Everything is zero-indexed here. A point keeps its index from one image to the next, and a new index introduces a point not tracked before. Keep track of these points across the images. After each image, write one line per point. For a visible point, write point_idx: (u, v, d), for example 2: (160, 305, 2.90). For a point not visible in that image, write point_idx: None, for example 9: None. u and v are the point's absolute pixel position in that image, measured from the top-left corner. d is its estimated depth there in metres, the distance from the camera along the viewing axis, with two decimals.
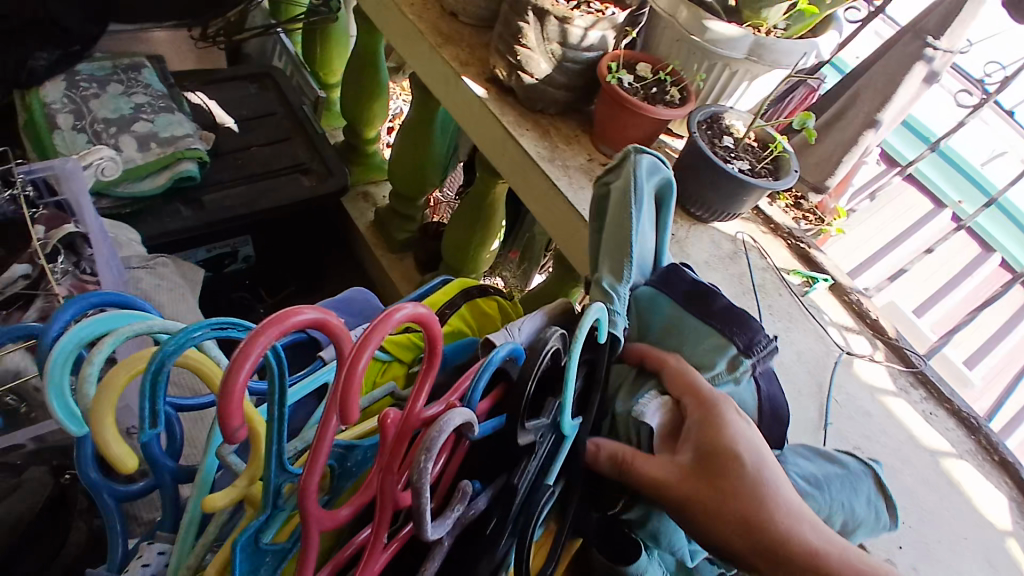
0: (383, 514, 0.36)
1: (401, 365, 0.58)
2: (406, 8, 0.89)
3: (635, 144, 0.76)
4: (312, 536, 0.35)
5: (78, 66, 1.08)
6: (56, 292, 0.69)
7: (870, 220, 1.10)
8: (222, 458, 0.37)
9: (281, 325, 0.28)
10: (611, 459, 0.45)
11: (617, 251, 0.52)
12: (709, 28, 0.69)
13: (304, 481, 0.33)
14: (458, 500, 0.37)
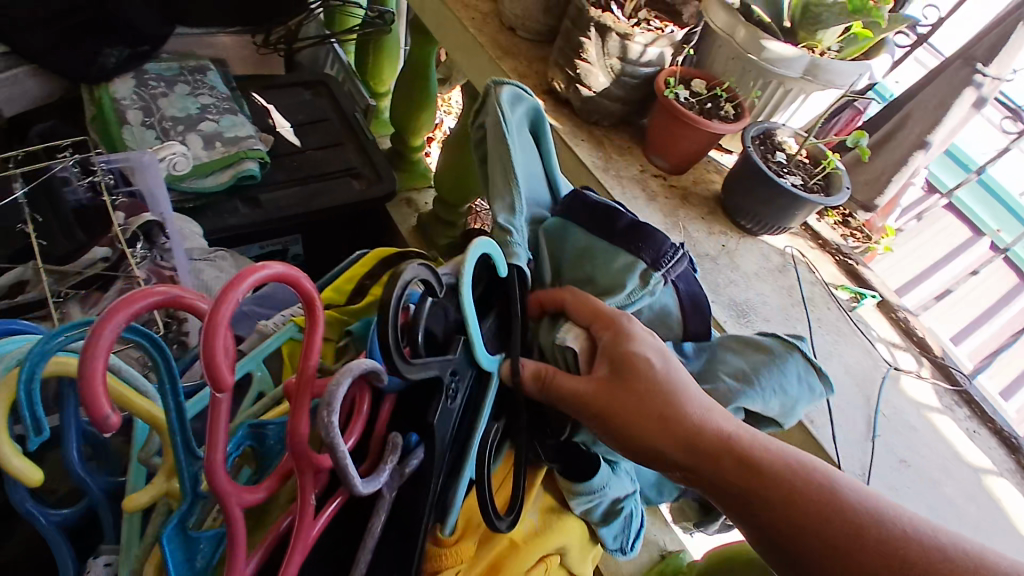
0: (305, 475, 0.43)
1: (332, 342, 0.64)
2: (467, 21, 0.92)
3: (688, 156, 0.78)
4: (231, 511, 0.42)
5: (147, 66, 1.13)
6: (137, 276, 0.75)
7: (912, 242, 1.11)
8: (144, 461, 0.51)
9: (128, 308, 0.33)
10: (536, 376, 0.52)
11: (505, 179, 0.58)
12: (766, 48, 0.71)
13: (209, 460, 0.40)
14: (389, 453, 0.44)
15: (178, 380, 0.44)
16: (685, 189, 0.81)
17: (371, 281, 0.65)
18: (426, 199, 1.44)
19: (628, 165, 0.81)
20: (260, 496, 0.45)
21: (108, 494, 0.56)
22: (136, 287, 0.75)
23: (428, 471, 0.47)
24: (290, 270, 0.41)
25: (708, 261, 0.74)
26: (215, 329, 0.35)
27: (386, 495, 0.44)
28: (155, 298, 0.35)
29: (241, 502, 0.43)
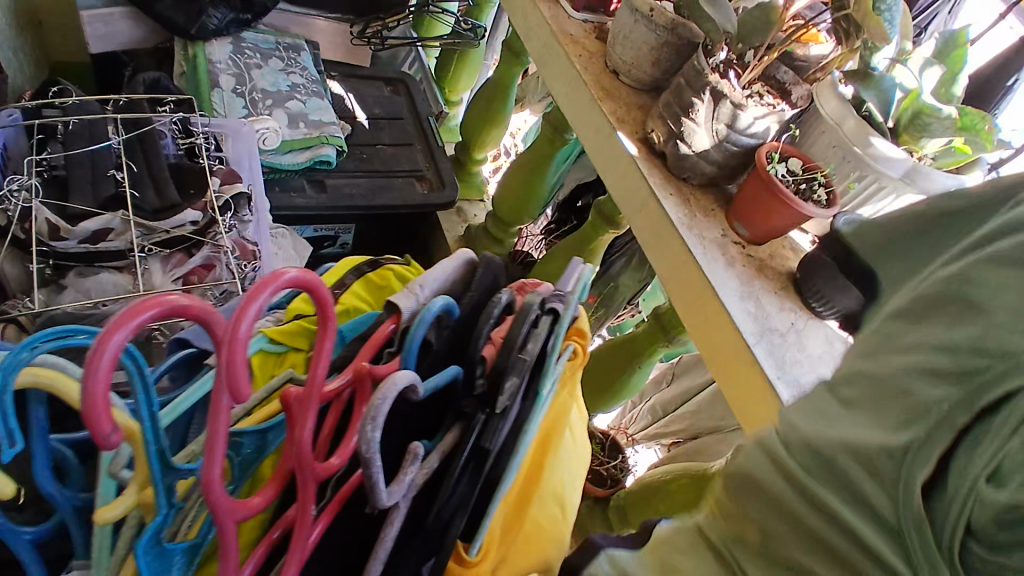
0: (308, 486, 0.45)
1: (300, 351, 0.67)
2: (575, 57, 0.95)
3: (772, 232, 0.79)
4: (224, 525, 0.43)
5: (244, 34, 1.15)
6: (224, 246, 0.78)
7: None
8: (115, 475, 0.47)
9: (128, 325, 0.34)
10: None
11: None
12: (872, 144, 0.74)
13: (207, 474, 0.40)
14: (409, 463, 0.45)
15: (152, 391, 0.43)
16: (761, 260, 0.81)
17: (341, 292, 0.74)
18: (475, 211, 1.46)
19: (710, 227, 0.82)
20: (258, 505, 0.46)
21: (78, 509, 0.53)
22: (221, 256, 0.78)
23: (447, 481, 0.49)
24: (305, 274, 0.43)
25: (778, 335, 0.73)
26: (235, 342, 0.37)
27: (401, 508, 0.46)
28: (156, 311, 0.35)
29: (240, 513, 0.44)
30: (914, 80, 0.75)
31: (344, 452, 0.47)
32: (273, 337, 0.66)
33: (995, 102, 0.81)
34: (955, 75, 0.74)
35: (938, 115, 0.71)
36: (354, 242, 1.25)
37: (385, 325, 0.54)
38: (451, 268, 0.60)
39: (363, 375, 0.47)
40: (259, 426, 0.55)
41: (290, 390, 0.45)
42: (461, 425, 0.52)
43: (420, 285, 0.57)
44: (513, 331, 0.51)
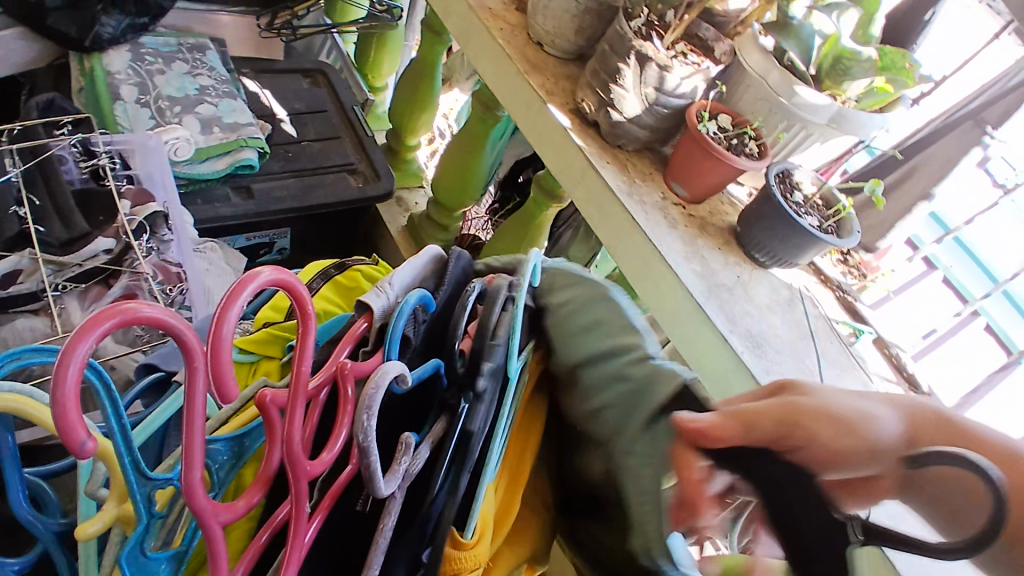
0: (302, 486, 0.41)
1: (273, 359, 0.64)
2: (495, 32, 0.92)
3: (711, 189, 0.80)
4: (212, 532, 0.39)
5: (142, 38, 1.08)
6: (143, 271, 0.74)
7: (902, 306, 0.92)
8: (94, 497, 0.42)
9: (94, 333, 0.31)
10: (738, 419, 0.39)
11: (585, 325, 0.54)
12: (797, 93, 0.75)
13: (187, 481, 0.37)
14: (402, 453, 0.42)
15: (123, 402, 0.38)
16: (702, 219, 0.83)
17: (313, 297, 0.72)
18: (416, 199, 1.43)
19: (651, 191, 0.83)
20: (246, 509, 0.42)
21: (59, 535, 0.50)
22: (143, 284, 0.74)
23: (438, 484, 0.45)
24: (279, 272, 0.40)
25: (725, 290, 0.76)
26: (219, 347, 0.37)
27: (398, 498, 0.43)
28: (122, 317, 0.32)
29: (224, 518, 0.40)
30: (832, 25, 0.76)
31: (337, 447, 0.42)
32: (243, 347, 0.64)
33: (910, 38, 0.84)
34: (870, 14, 0.77)
35: (858, 57, 0.73)
36: (292, 246, 1.20)
37: (357, 325, 0.49)
38: (434, 261, 0.58)
39: (346, 374, 0.43)
40: (234, 433, 0.50)
41: (267, 394, 0.41)
42: (445, 416, 0.49)
43: (389, 284, 0.52)
44: (485, 316, 0.49)
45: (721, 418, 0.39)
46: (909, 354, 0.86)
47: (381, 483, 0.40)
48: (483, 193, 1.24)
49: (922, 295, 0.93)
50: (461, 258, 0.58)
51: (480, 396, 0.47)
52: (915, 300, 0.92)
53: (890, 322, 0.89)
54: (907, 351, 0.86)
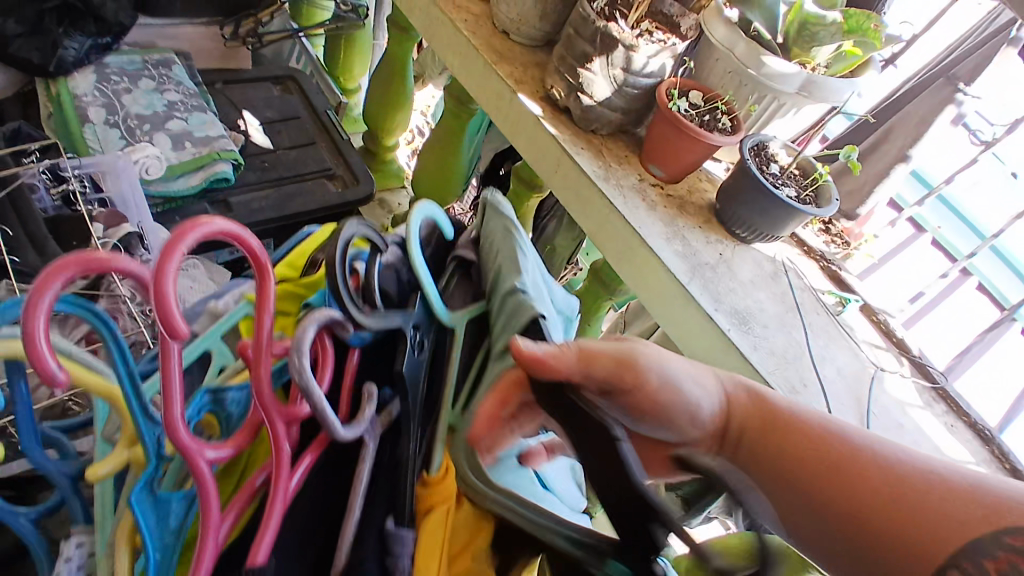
0: (278, 427, 0.44)
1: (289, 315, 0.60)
2: (460, 24, 0.91)
3: (688, 167, 0.80)
4: (200, 474, 0.41)
5: (106, 58, 1.07)
6: (120, 293, 0.73)
7: (895, 263, 0.98)
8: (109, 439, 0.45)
9: (62, 276, 0.35)
10: (579, 352, 0.42)
11: (505, 265, 0.59)
12: (765, 64, 0.74)
13: (167, 416, 0.39)
14: (365, 401, 0.46)
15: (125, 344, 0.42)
16: (681, 198, 0.83)
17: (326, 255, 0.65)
18: (398, 200, 1.42)
19: (627, 174, 0.82)
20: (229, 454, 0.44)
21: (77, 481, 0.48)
22: (122, 305, 0.74)
23: (405, 429, 0.46)
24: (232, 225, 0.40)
25: (708, 269, 0.76)
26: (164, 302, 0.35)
27: (371, 445, 0.46)
28: (82, 267, 0.35)
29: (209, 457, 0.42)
30: None
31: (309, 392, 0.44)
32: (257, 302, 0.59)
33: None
34: None
35: (823, 22, 0.72)
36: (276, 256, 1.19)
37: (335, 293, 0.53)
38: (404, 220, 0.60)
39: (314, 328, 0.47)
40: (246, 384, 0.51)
41: (246, 346, 0.45)
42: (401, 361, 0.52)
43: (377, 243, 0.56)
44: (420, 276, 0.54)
45: (567, 351, 0.42)
46: (897, 318, 0.85)
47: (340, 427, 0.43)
48: (464, 188, 1.23)
49: (911, 254, 1.00)
50: (431, 226, 0.61)
51: (417, 330, 0.51)
52: (906, 260, 0.99)
53: (885, 282, 0.96)
54: (897, 317, 0.86)
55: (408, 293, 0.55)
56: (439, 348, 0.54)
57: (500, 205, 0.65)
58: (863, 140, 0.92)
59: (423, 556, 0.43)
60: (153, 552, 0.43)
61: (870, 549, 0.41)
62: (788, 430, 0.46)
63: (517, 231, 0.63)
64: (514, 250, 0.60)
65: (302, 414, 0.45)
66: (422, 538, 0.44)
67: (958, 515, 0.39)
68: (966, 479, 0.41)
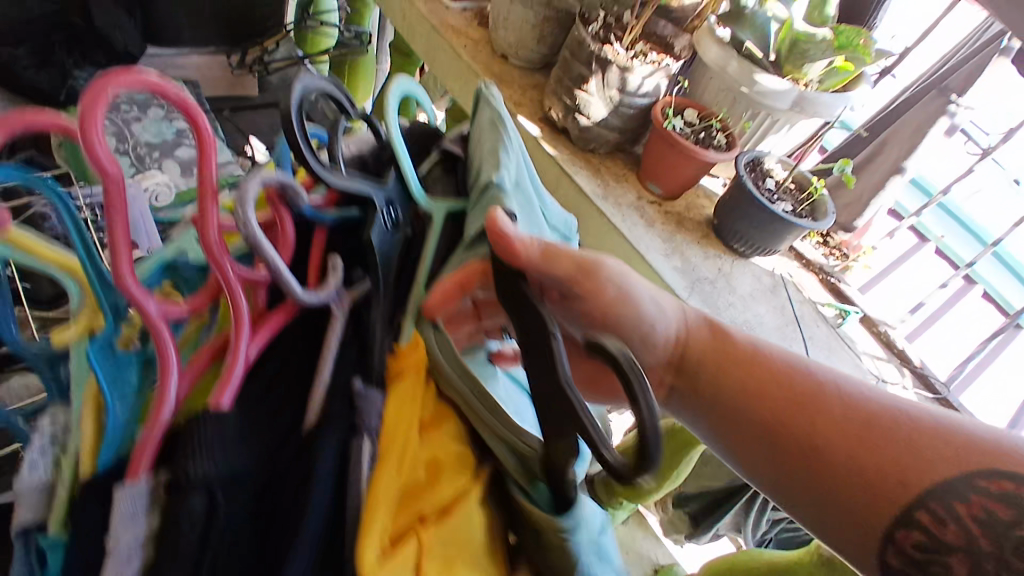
0: (235, 288, 0.34)
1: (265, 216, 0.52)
2: (460, 49, 0.94)
3: (685, 183, 0.81)
4: (157, 329, 0.32)
5: (116, 87, 1.10)
6: None
7: (895, 273, 1.10)
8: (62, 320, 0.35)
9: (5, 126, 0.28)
10: (541, 245, 0.37)
11: (490, 151, 0.47)
12: (757, 81, 0.76)
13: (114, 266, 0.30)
14: (331, 272, 0.37)
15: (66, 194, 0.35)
16: (679, 214, 0.84)
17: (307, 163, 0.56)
18: None
19: (625, 192, 0.83)
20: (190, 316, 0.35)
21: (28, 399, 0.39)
22: None
23: (373, 302, 0.37)
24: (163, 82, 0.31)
25: (707, 283, 0.77)
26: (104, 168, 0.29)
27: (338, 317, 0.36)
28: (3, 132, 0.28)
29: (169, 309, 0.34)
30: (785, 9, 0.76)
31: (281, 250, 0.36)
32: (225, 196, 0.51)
33: (869, 15, 0.84)
34: None
35: (814, 40, 0.73)
36: None
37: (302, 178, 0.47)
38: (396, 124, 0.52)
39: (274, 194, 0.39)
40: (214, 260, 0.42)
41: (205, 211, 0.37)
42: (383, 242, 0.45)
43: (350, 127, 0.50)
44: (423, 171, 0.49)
45: (529, 240, 0.37)
46: (898, 329, 0.86)
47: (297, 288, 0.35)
48: None
49: (914, 262, 1.15)
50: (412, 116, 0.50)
51: (392, 207, 0.42)
52: (910, 268, 1.13)
53: (886, 293, 1.06)
54: (897, 330, 0.85)
55: (386, 168, 0.45)
56: (411, 238, 0.44)
57: (495, 95, 0.51)
58: (858, 153, 0.93)
59: (388, 435, 0.32)
60: (107, 451, 0.31)
61: (812, 474, 0.44)
62: (751, 362, 0.47)
63: (504, 127, 0.49)
64: (499, 139, 0.48)
65: (257, 274, 0.36)
66: (388, 420, 0.33)
67: (920, 454, 0.41)
68: (933, 419, 0.43)
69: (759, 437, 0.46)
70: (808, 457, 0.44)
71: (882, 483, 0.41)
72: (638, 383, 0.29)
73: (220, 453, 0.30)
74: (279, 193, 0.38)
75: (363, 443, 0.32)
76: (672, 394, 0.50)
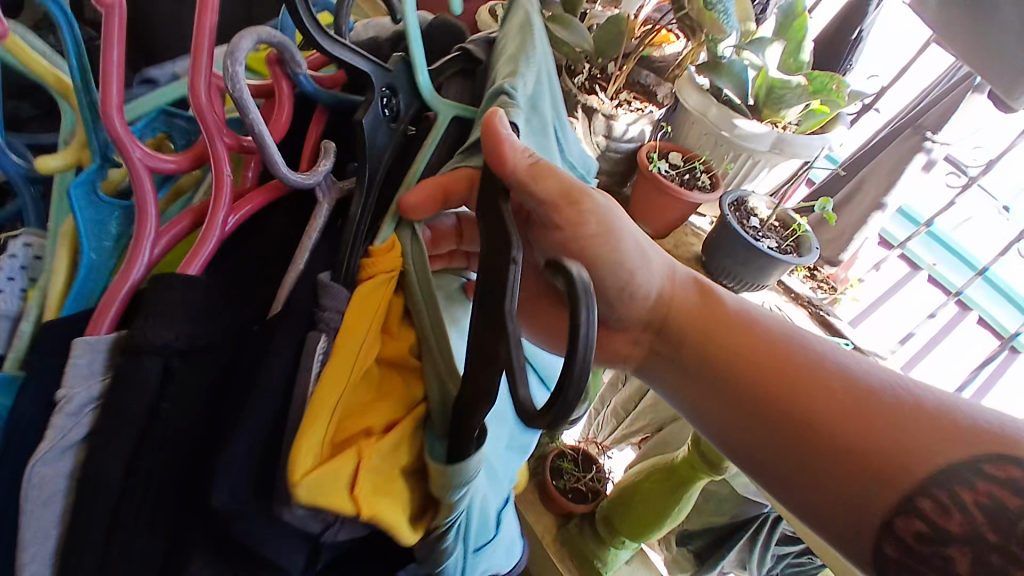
0: (224, 159, 0.38)
1: None
2: None
3: (672, 223, 0.84)
4: (140, 177, 0.38)
5: None
6: None
7: (889, 306, 1.12)
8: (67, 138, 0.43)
9: None
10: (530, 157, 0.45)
11: (512, 59, 0.50)
12: (737, 126, 0.79)
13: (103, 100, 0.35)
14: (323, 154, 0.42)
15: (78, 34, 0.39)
16: (668, 251, 0.87)
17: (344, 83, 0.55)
18: None
19: None
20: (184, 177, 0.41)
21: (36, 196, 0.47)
22: None
23: (354, 196, 0.41)
24: None
25: None
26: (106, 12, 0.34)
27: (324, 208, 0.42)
28: None
29: (162, 164, 0.39)
30: (760, 58, 0.81)
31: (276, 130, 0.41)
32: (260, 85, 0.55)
33: (841, 59, 0.89)
34: (799, 42, 0.80)
35: (789, 86, 0.76)
36: None
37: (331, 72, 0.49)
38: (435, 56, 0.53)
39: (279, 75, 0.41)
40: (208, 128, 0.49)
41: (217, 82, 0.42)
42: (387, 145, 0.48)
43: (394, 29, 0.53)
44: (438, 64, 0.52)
45: (523, 150, 0.44)
46: (889, 359, 0.87)
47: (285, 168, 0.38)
48: None
49: (909, 291, 1.17)
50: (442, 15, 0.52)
51: (393, 93, 0.44)
52: (903, 298, 1.15)
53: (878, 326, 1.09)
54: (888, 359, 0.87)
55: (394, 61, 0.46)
56: (413, 136, 0.48)
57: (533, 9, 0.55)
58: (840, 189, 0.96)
59: (342, 336, 0.37)
60: (75, 297, 0.39)
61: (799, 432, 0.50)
62: (741, 330, 0.56)
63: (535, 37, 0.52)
64: (528, 47, 0.51)
65: (249, 151, 0.41)
66: (348, 315, 0.38)
67: (890, 423, 0.47)
68: (910, 397, 0.49)
69: (745, 409, 0.54)
70: (793, 427, 0.51)
71: (870, 457, 0.47)
72: (586, 305, 0.30)
73: (176, 319, 0.35)
74: (277, 61, 0.40)
75: (320, 337, 0.37)
76: (655, 356, 0.60)
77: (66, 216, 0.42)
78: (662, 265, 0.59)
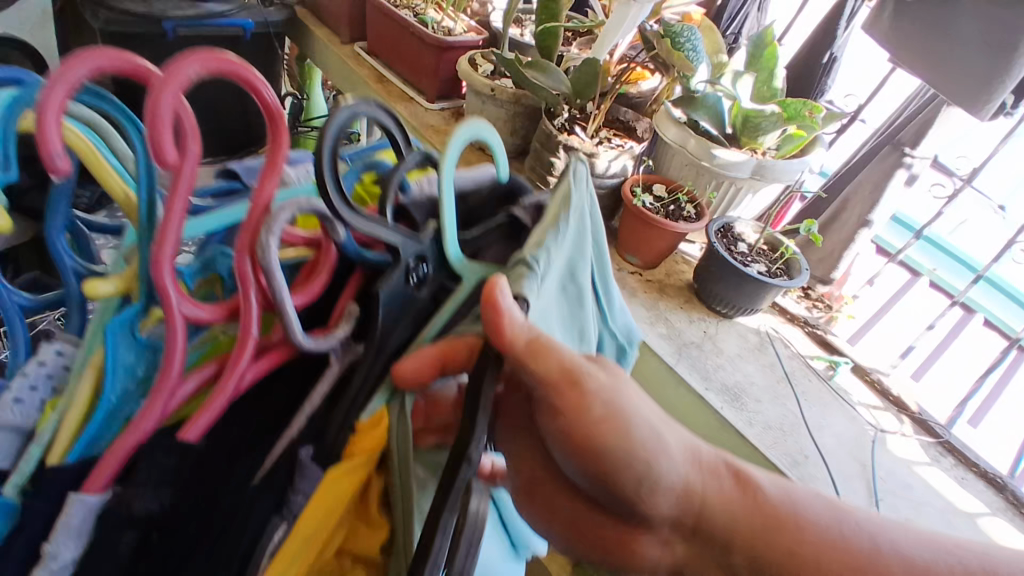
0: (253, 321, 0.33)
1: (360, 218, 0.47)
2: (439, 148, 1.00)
3: (661, 252, 0.85)
4: (173, 331, 0.32)
5: None
6: None
7: (893, 313, 1.15)
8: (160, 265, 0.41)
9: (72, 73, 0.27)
10: (528, 338, 0.34)
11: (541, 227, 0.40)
12: (717, 156, 0.80)
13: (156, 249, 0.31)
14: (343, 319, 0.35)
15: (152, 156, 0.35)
16: (660, 281, 0.88)
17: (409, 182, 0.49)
18: None
19: None
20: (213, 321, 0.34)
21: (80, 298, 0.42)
22: None
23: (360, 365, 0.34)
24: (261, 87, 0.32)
25: (695, 347, 0.79)
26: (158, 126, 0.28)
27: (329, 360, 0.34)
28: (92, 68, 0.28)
29: (198, 315, 0.33)
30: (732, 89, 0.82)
31: (309, 291, 0.35)
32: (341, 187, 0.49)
33: (817, 82, 0.91)
34: (770, 71, 0.82)
35: (764, 114, 0.78)
36: None
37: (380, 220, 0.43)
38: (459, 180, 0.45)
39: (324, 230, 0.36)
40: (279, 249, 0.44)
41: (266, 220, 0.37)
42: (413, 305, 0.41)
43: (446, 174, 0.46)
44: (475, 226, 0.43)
45: (523, 325, 0.34)
46: (891, 373, 0.87)
47: (299, 331, 0.33)
48: None
49: (915, 298, 1.20)
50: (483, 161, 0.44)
51: (421, 262, 0.37)
52: (910, 304, 1.18)
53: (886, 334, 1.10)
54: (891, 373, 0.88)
55: (429, 217, 0.39)
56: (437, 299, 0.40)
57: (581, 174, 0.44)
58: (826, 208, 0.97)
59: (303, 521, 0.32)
60: (77, 447, 0.33)
61: None
62: (792, 524, 0.39)
63: (572, 204, 0.43)
64: (558, 216, 0.42)
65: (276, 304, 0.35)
66: (317, 499, 0.32)
67: None
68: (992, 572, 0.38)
69: None
70: None
71: None
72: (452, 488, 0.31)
73: (152, 486, 0.30)
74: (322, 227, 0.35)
75: (278, 526, 0.32)
76: (692, 562, 0.40)
77: (97, 346, 0.35)
78: (681, 443, 0.40)
